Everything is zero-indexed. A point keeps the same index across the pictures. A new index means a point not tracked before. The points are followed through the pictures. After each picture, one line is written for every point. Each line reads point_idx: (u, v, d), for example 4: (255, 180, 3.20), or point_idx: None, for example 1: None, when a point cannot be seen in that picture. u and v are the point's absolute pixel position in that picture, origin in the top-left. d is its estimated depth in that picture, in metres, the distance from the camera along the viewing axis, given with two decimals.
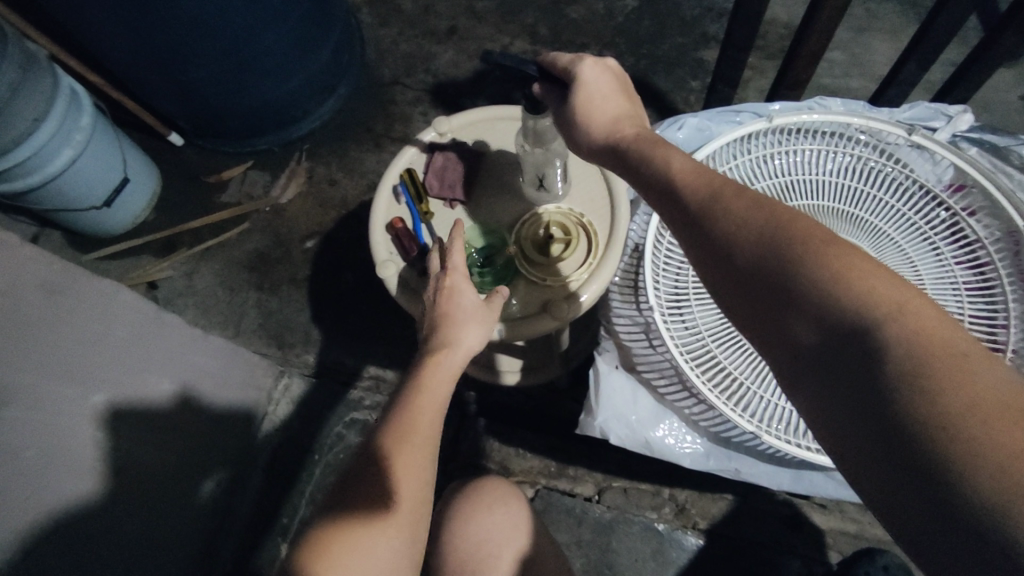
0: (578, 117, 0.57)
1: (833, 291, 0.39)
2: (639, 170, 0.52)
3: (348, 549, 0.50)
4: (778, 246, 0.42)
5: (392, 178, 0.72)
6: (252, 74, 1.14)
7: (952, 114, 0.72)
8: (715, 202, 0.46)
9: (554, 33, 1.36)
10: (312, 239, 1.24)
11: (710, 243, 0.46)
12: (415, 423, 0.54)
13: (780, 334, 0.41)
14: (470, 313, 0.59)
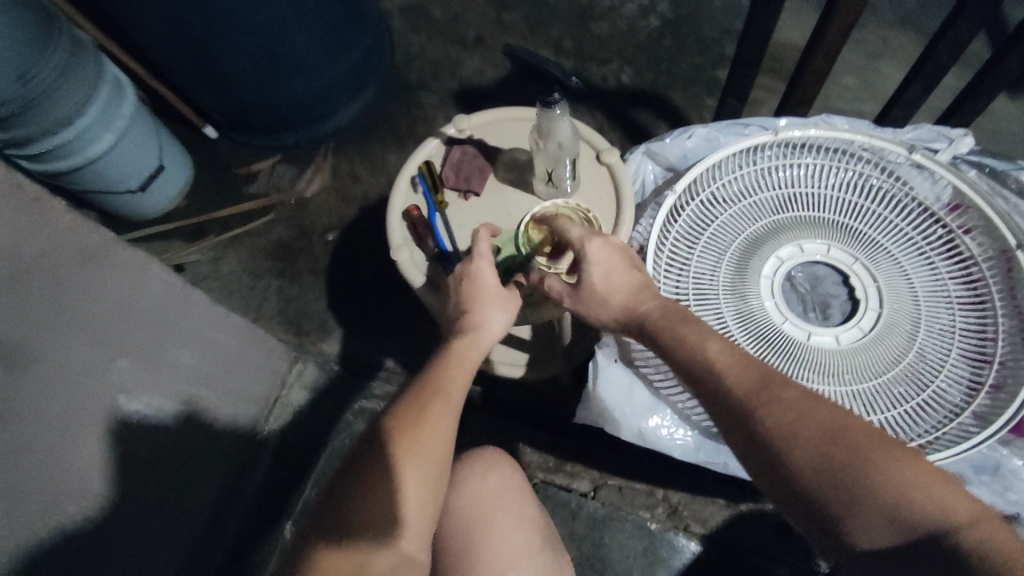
0: (591, 296, 0.64)
1: (855, 467, 0.47)
2: (670, 349, 0.59)
3: (381, 483, 0.55)
4: (801, 435, 0.50)
5: (410, 169, 0.77)
6: (284, 70, 1.19)
7: (953, 137, 0.74)
8: (764, 399, 0.52)
9: (577, 46, 1.41)
10: (333, 231, 1.29)
11: (769, 446, 0.50)
12: (448, 382, 0.61)
13: (855, 537, 0.46)
14: (492, 294, 0.66)
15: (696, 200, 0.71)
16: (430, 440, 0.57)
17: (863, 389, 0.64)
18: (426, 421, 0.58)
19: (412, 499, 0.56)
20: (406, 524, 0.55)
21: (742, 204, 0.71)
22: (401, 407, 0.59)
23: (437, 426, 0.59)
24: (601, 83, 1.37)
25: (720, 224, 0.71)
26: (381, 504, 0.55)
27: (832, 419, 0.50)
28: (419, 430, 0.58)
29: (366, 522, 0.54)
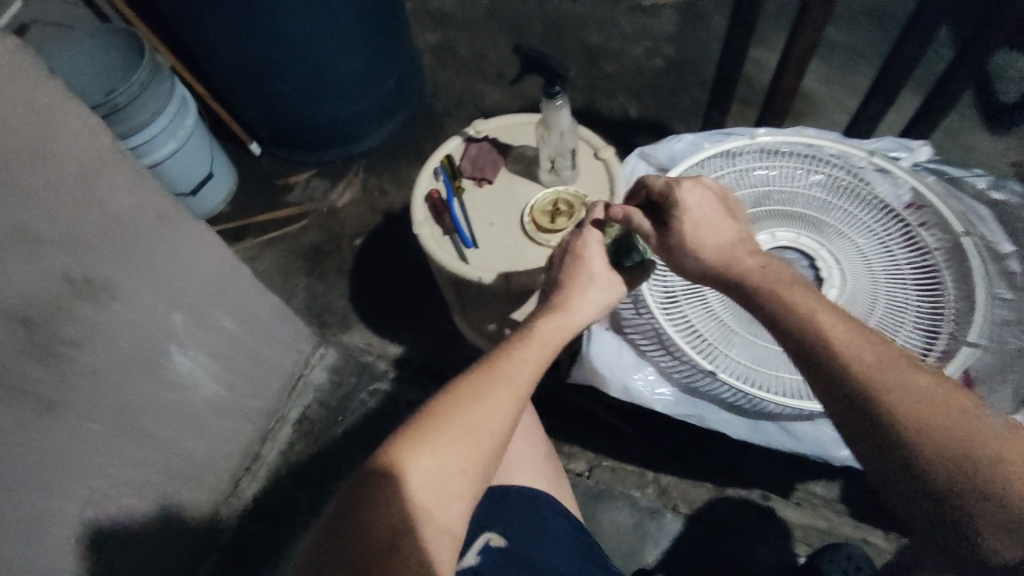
0: (688, 247, 0.63)
1: (984, 465, 0.44)
2: (775, 323, 0.55)
3: (427, 452, 0.56)
4: (931, 427, 0.46)
5: (434, 161, 0.89)
6: (325, 91, 1.34)
7: (913, 147, 0.84)
8: (884, 383, 0.48)
9: (588, 83, 1.55)
10: (360, 236, 1.41)
11: (886, 433, 0.47)
12: (513, 364, 0.62)
13: (971, 539, 0.44)
14: (596, 276, 0.68)
15: None
16: (481, 424, 0.58)
17: None
18: (481, 400, 0.59)
19: (454, 473, 0.56)
20: (442, 505, 0.56)
21: None
22: (460, 381, 0.61)
23: (491, 406, 0.59)
24: (609, 115, 1.51)
25: None
26: (422, 466, 0.56)
27: (944, 404, 0.47)
28: (474, 407, 0.59)
29: (405, 482, 0.55)
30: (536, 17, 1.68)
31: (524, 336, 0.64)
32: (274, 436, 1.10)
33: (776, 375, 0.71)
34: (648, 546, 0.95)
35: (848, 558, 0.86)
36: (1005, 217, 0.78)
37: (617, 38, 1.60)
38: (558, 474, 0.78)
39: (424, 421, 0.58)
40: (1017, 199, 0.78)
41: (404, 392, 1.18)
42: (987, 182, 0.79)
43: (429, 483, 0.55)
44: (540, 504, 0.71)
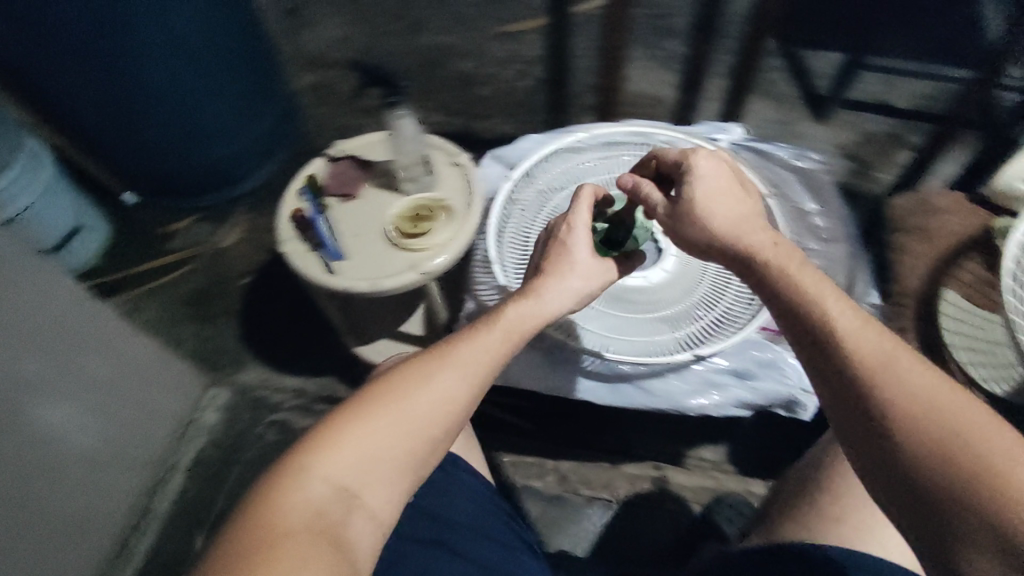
0: (699, 211, 0.59)
1: (978, 486, 0.41)
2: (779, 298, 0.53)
3: (368, 426, 0.55)
4: (876, 357, 0.46)
5: (297, 183, 0.90)
6: (200, 135, 1.32)
7: (727, 129, 0.95)
8: (847, 329, 0.48)
9: (465, 107, 1.62)
10: (249, 275, 1.37)
11: (831, 359, 0.48)
12: (471, 348, 0.61)
13: (883, 451, 0.45)
14: (576, 266, 0.67)
15: (533, 189, 0.88)
16: (428, 403, 0.57)
17: (671, 313, 0.77)
18: (430, 381, 0.58)
19: (389, 455, 0.55)
20: (379, 476, 0.54)
21: (569, 189, 0.88)
22: (414, 362, 0.60)
23: (440, 390, 0.58)
24: (487, 135, 1.58)
25: (553, 205, 0.87)
26: (361, 441, 0.54)
27: (961, 410, 0.44)
28: (422, 388, 0.58)
29: (343, 453, 0.54)
30: (410, 50, 1.71)
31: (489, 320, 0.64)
32: (165, 487, 1.06)
33: (622, 339, 0.76)
34: (557, 532, 0.97)
35: (731, 505, 0.97)
36: (807, 180, 0.90)
37: (489, 64, 1.67)
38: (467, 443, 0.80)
39: (370, 396, 0.57)
40: (815, 165, 0.91)
41: (300, 419, 1.14)
42: (790, 153, 0.92)
43: (365, 460, 0.54)
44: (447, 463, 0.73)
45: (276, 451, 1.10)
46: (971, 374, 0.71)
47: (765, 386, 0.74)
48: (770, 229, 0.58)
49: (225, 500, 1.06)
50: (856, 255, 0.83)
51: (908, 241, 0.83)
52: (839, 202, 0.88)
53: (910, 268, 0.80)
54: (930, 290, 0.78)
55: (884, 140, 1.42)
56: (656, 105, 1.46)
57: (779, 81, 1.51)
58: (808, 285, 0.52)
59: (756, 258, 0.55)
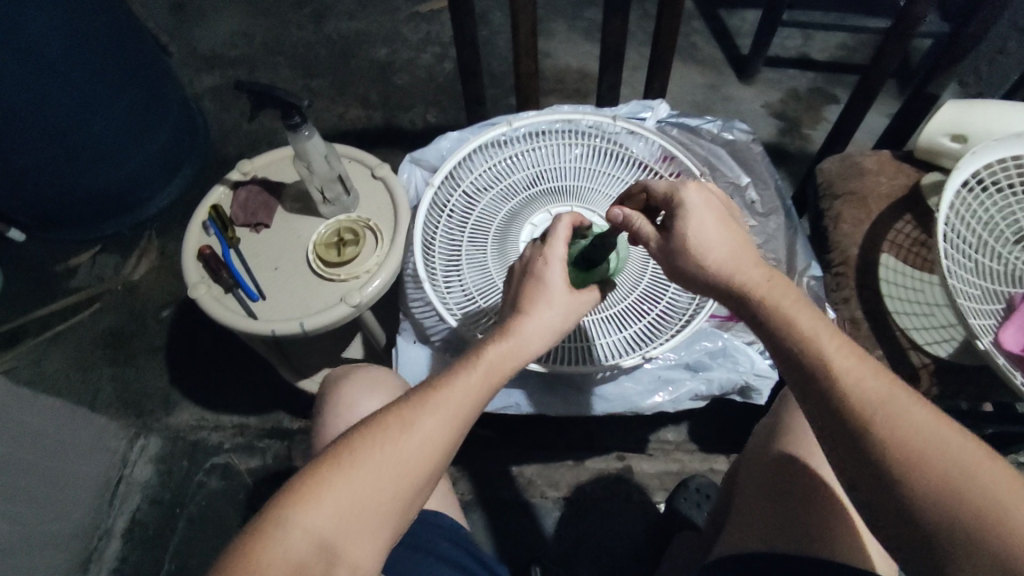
0: (689, 252, 0.55)
1: (982, 523, 0.41)
2: (774, 331, 0.52)
3: (350, 478, 0.50)
4: (874, 394, 0.47)
5: (201, 215, 0.81)
6: (86, 155, 1.14)
7: (654, 106, 0.91)
8: (836, 370, 0.48)
9: (384, 98, 1.48)
10: (169, 307, 1.25)
11: (828, 396, 0.48)
12: (452, 389, 0.56)
13: (886, 487, 0.45)
14: (556, 297, 0.62)
15: (459, 191, 0.82)
16: (408, 455, 0.52)
17: (617, 311, 0.73)
18: (411, 429, 0.53)
19: (371, 510, 0.50)
20: (356, 539, 0.50)
21: (497, 187, 0.83)
22: (392, 406, 0.55)
23: (422, 438, 0.53)
24: (410, 126, 1.44)
25: (481, 209, 0.82)
26: (342, 496, 0.50)
27: (964, 451, 0.44)
28: (403, 435, 0.53)
29: (324, 509, 0.49)
30: (317, 41, 1.56)
31: (467, 359, 0.58)
32: (101, 555, 0.99)
33: (568, 346, 0.72)
34: (530, 539, 0.94)
35: (697, 491, 0.91)
36: (737, 154, 0.89)
37: (405, 49, 1.54)
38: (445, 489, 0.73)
39: (349, 447, 0.52)
40: (744, 137, 0.89)
41: (242, 460, 1.06)
42: (718, 126, 0.90)
43: (346, 516, 0.50)
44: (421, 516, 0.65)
45: (220, 500, 1.03)
46: (914, 340, 0.71)
47: (720, 374, 0.72)
48: (760, 264, 0.55)
49: (168, 560, 0.99)
50: (794, 226, 0.83)
51: (842, 206, 0.81)
52: (771, 173, 0.87)
53: (846, 235, 0.79)
54: (867, 256, 0.77)
55: (810, 97, 1.41)
56: (585, 80, 1.40)
57: (702, 44, 1.49)
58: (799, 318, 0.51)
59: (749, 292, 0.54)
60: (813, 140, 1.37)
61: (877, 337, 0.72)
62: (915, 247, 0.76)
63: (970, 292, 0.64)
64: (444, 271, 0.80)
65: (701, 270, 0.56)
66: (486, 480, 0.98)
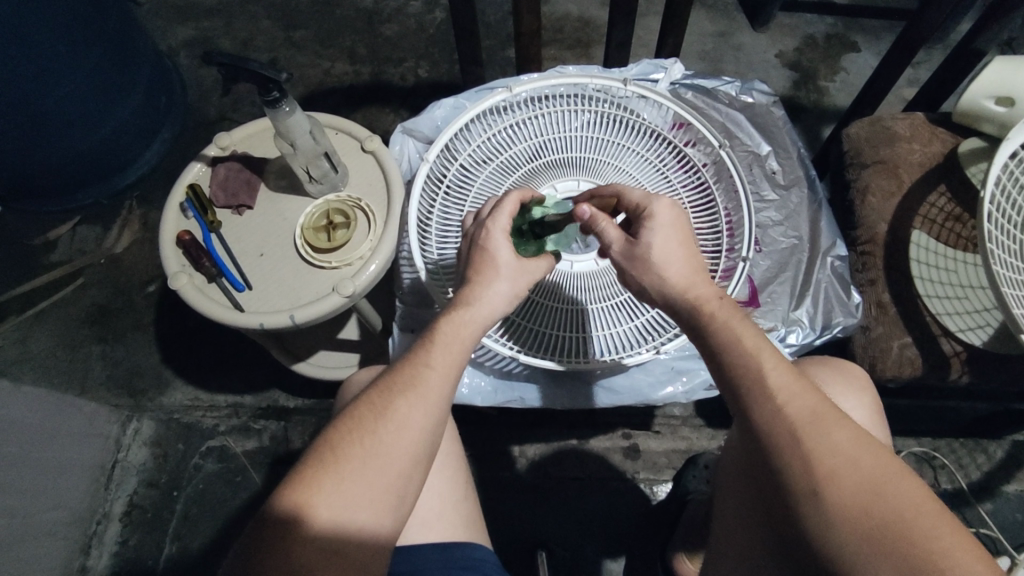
0: (652, 263, 0.55)
1: (891, 534, 0.42)
2: (716, 350, 0.52)
3: (337, 478, 0.48)
4: (807, 408, 0.47)
5: (177, 195, 0.75)
6: (55, 124, 1.04)
7: (668, 65, 0.82)
8: (769, 383, 0.49)
9: (371, 53, 1.37)
10: (155, 282, 1.17)
11: (768, 405, 0.48)
12: (415, 380, 0.53)
13: (816, 494, 0.45)
14: (506, 271, 0.59)
15: (456, 164, 0.75)
16: (382, 447, 0.50)
17: (620, 300, 0.69)
18: (385, 421, 0.51)
19: (356, 509, 0.47)
20: (352, 536, 0.47)
21: (497, 160, 0.76)
22: (365, 399, 0.52)
23: (404, 425, 0.51)
24: (400, 82, 1.34)
25: (481, 183, 0.75)
26: (333, 498, 0.47)
27: (883, 470, 0.45)
28: (381, 425, 0.50)
29: (319, 514, 0.46)
30: None
31: (421, 347, 0.55)
32: (101, 539, 0.97)
33: (570, 337, 0.68)
34: (536, 522, 0.91)
35: (706, 467, 0.87)
36: (757, 119, 0.81)
37: None
38: (475, 510, 0.64)
39: (330, 445, 0.49)
40: (764, 99, 0.81)
41: (239, 442, 1.04)
42: (736, 88, 0.82)
43: (340, 513, 0.47)
44: (447, 555, 0.58)
45: (218, 482, 1.01)
46: (946, 326, 0.67)
47: None
48: (712, 279, 0.55)
49: (170, 543, 0.98)
50: (818, 200, 0.76)
51: (870, 176, 0.75)
52: (793, 140, 0.80)
53: (874, 210, 0.73)
54: (896, 233, 0.72)
55: (827, 45, 1.30)
56: (589, 29, 1.29)
57: None
58: (742, 339, 0.51)
59: (699, 309, 0.53)
60: (830, 93, 1.26)
61: (904, 321, 0.68)
62: (949, 222, 0.71)
63: (1012, 277, 0.58)
64: (442, 252, 0.73)
65: (657, 287, 0.56)
66: (490, 461, 0.94)
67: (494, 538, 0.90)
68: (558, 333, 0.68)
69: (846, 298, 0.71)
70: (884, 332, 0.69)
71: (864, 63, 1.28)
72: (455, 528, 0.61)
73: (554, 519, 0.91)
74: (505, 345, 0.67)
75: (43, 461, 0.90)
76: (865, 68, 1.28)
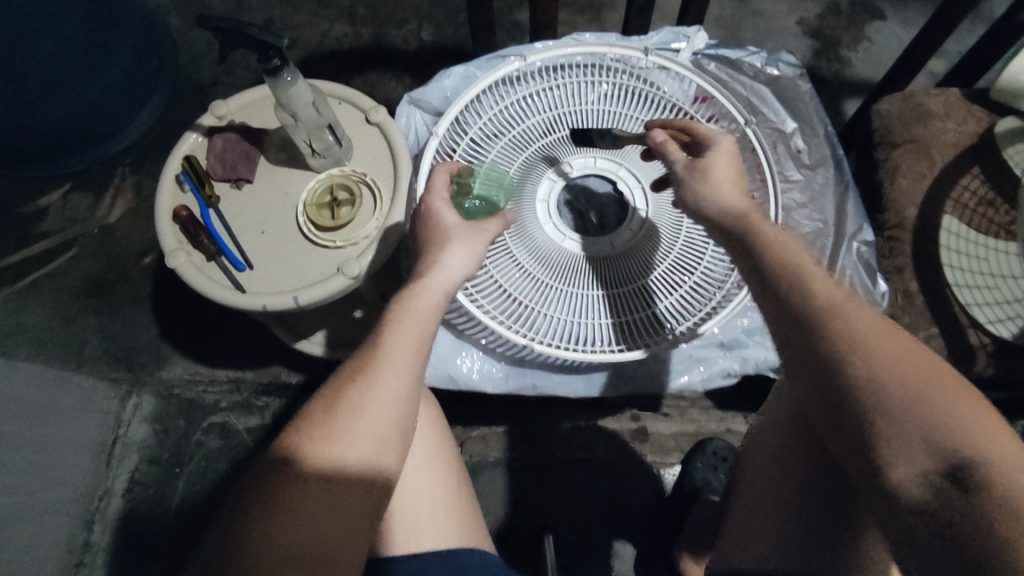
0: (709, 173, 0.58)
1: (968, 458, 0.41)
2: (772, 287, 0.50)
3: (305, 469, 0.46)
4: (866, 334, 0.46)
5: (172, 166, 0.71)
6: (40, 88, 0.98)
7: (690, 35, 0.78)
8: (824, 311, 0.47)
9: (372, 13, 1.30)
10: (151, 254, 1.13)
11: (820, 339, 0.47)
12: (382, 353, 0.51)
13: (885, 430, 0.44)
14: (455, 232, 0.59)
15: (466, 139, 0.71)
16: (356, 426, 0.48)
17: (643, 285, 0.68)
18: (354, 403, 0.49)
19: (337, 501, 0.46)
20: (334, 528, 0.45)
21: (509, 135, 0.72)
22: (329, 382, 0.51)
23: (370, 401, 0.49)
24: (403, 46, 1.27)
25: (491, 159, 0.71)
26: (308, 490, 0.45)
27: (946, 392, 0.43)
28: (346, 408, 0.49)
29: (291, 512, 0.44)
30: None
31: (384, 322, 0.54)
32: (103, 515, 0.97)
33: (641, 317, 0.67)
34: (544, 502, 0.90)
35: (715, 454, 0.87)
36: (782, 93, 0.78)
37: None
38: (470, 507, 0.61)
39: (295, 434, 0.48)
40: (791, 72, 0.78)
41: (240, 419, 1.02)
42: (762, 59, 0.78)
43: (318, 507, 0.45)
44: (449, 562, 0.54)
45: (221, 459, 1.00)
46: (976, 318, 0.65)
47: (755, 354, 0.70)
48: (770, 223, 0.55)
49: (174, 519, 0.97)
50: (845, 180, 0.73)
51: (902, 156, 0.71)
52: (820, 116, 0.76)
53: (904, 193, 0.70)
54: (926, 217, 0.69)
55: (852, 11, 1.23)
56: None
57: None
58: (790, 270, 0.50)
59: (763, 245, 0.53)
60: (851, 64, 1.21)
61: (932, 311, 0.66)
62: (983, 208, 0.68)
63: None
64: None
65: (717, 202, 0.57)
66: (497, 442, 0.93)
67: (501, 519, 0.89)
68: (572, 320, 0.67)
69: (871, 286, 0.69)
70: (911, 322, 0.67)
71: (890, 33, 1.22)
72: (453, 529, 0.57)
73: (562, 500, 0.90)
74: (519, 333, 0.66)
75: (42, 438, 0.88)
76: (889, 38, 1.22)
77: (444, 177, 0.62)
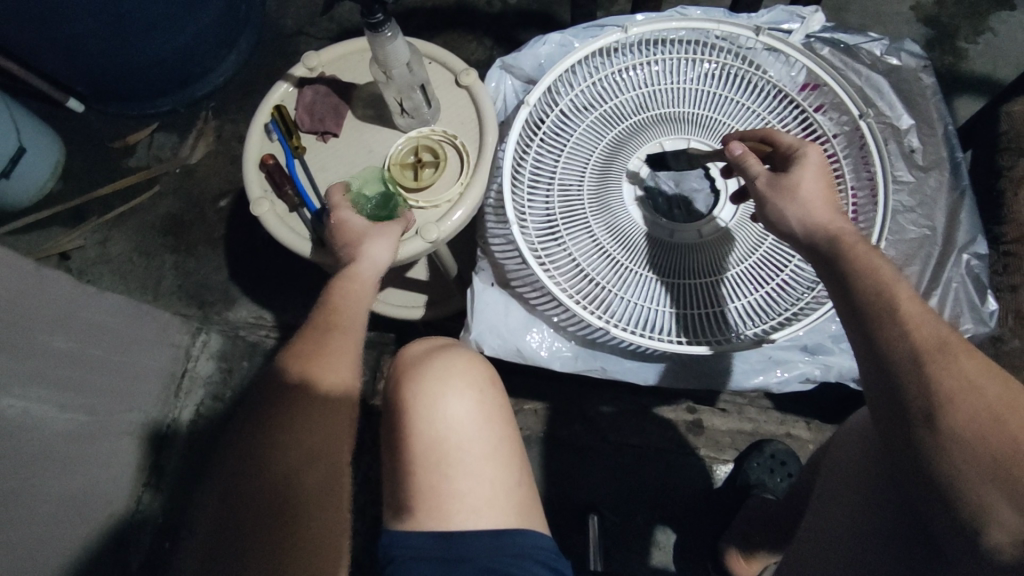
0: (782, 193, 0.55)
1: None
2: (858, 308, 0.48)
3: (292, 416, 0.52)
4: (986, 393, 0.42)
5: (262, 116, 0.72)
6: (141, 28, 0.99)
7: (806, 15, 0.73)
8: (933, 362, 0.43)
9: None
10: (225, 197, 1.16)
11: (924, 393, 0.43)
12: (340, 316, 0.59)
13: (996, 507, 0.40)
14: (366, 229, 0.63)
15: (556, 110, 0.69)
16: (322, 378, 0.55)
17: (736, 274, 0.66)
18: (321, 356, 0.56)
19: (306, 439, 0.52)
20: (303, 465, 0.51)
21: (601, 109, 0.69)
22: (300, 342, 0.57)
23: (333, 354, 0.56)
24: (486, 7, 1.24)
25: (578, 135, 0.69)
26: (283, 433, 0.52)
27: None
28: (316, 360, 0.56)
29: (273, 451, 0.51)
30: None
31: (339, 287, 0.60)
32: None
33: (701, 314, 0.66)
34: (591, 483, 0.89)
35: (772, 456, 0.85)
36: (901, 86, 0.73)
37: None
38: (532, 496, 0.58)
39: (279, 388, 0.54)
40: (914, 62, 0.72)
41: None
42: (884, 46, 0.72)
43: (301, 448, 0.52)
44: (500, 542, 0.53)
45: None
46: None
47: (839, 362, 0.69)
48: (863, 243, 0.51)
49: None
50: (961, 186, 0.68)
51: None
52: (942, 113, 0.71)
53: None
54: None
55: None
56: None
57: None
58: (904, 309, 0.46)
59: (862, 271, 0.49)
60: (968, 57, 1.11)
61: None
62: None
63: None
64: (537, 221, 0.68)
65: (797, 221, 0.55)
66: (549, 418, 0.92)
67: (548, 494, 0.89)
68: (644, 304, 0.66)
69: (979, 304, 0.65)
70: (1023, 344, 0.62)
71: (1018, 25, 1.11)
72: (509, 513, 0.55)
73: (610, 483, 0.89)
74: (598, 317, 0.64)
75: None
76: (1017, 30, 1.11)
77: (342, 196, 0.64)
